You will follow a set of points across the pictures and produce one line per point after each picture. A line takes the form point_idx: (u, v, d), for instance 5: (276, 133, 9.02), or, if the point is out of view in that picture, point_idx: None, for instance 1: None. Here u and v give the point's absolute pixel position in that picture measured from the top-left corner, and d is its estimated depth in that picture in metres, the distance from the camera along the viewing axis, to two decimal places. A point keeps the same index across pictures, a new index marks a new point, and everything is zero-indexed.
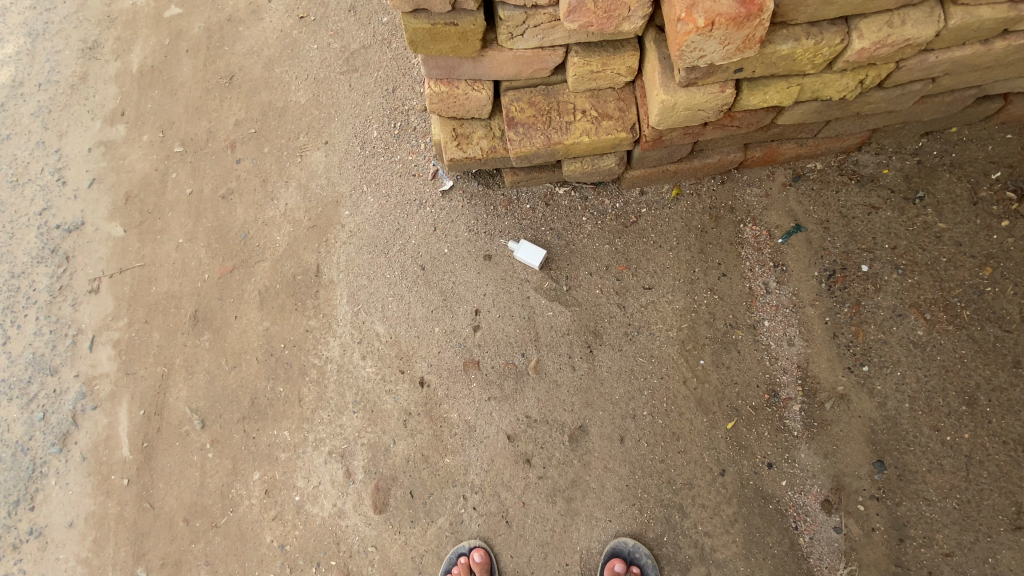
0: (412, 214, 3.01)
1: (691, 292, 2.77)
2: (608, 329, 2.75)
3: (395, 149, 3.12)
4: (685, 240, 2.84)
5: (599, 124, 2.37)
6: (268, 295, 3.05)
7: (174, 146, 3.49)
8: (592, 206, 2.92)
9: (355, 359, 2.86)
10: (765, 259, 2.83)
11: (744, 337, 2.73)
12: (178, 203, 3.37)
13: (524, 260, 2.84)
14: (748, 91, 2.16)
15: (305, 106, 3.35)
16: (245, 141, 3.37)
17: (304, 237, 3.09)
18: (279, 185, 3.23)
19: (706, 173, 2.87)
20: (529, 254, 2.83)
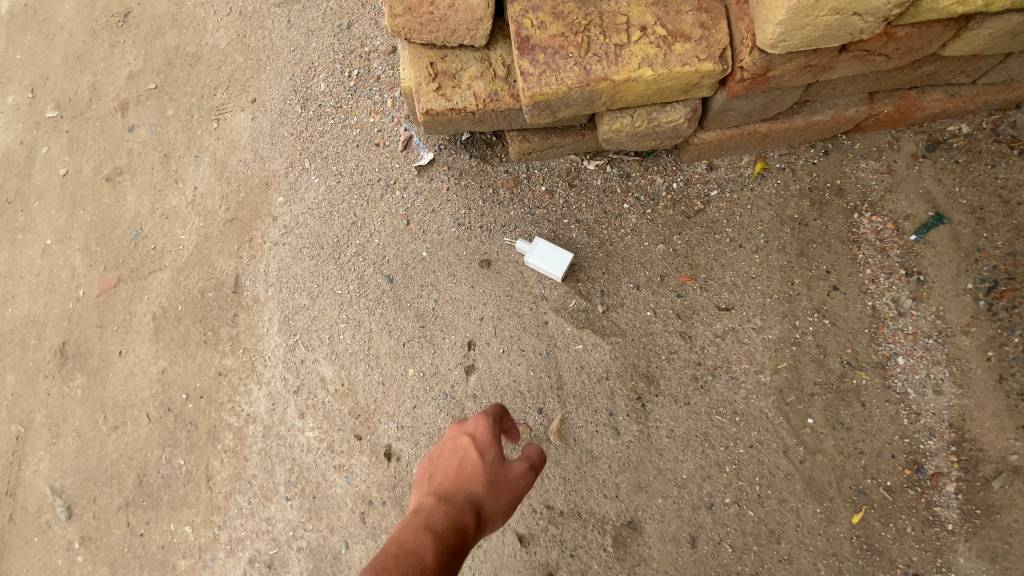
0: (374, 201, 2.05)
1: (788, 314, 1.86)
2: (667, 373, 1.84)
3: (350, 107, 2.16)
4: (777, 237, 1.93)
5: (669, 47, 1.44)
6: (165, 322, 2.10)
7: (47, 110, 2.51)
8: (637, 188, 1.99)
9: (289, 419, 1.92)
10: (892, 264, 1.91)
11: (868, 381, 1.83)
12: (48, 188, 2.39)
13: (540, 269, 1.92)
14: None
15: (225, 51, 2.38)
16: (142, 101, 2.41)
17: (219, 236, 2.13)
18: (185, 162, 2.26)
19: (805, 138, 1.95)
20: (550, 262, 1.90)
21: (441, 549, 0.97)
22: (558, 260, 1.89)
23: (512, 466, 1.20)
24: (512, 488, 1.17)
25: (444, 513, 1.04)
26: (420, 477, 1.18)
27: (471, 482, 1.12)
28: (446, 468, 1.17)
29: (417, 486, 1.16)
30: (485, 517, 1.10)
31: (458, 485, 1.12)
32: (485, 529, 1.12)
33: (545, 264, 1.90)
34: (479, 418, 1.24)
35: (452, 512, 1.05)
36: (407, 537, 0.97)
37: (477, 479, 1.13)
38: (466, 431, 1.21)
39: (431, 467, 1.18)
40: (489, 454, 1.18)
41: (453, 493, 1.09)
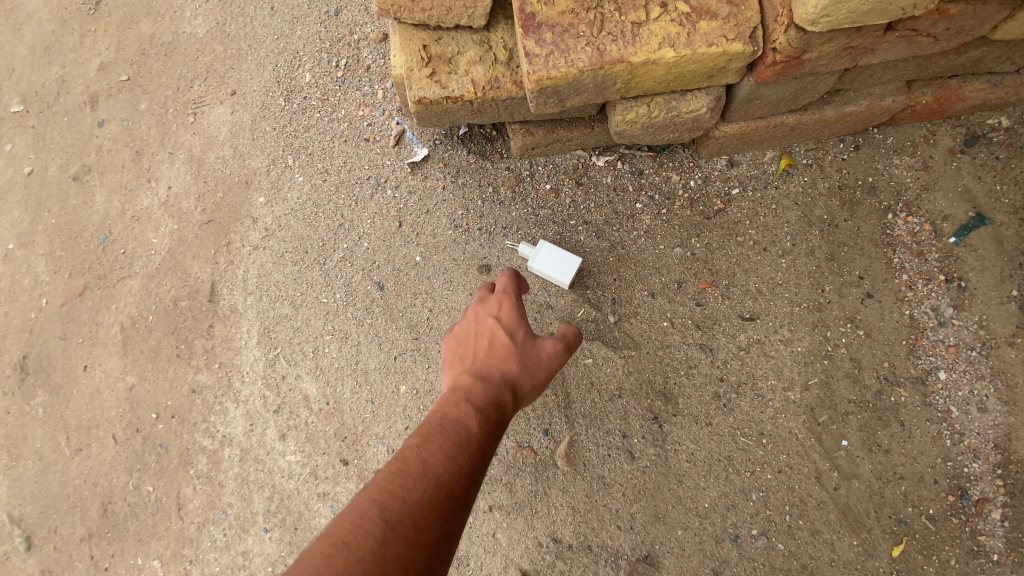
0: (363, 201, 1.88)
1: (818, 325, 1.70)
2: (685, 392, 1.68)
3: (337, 100, 1.98)
4: (805, 239, 1.76)
5: (693, 25, 1.27)
6: (135, 334, 1.92)
7: (11, 104, 2.33)
8: (650, 186, 1.82)
9: (267, 442, 1.74)
10: (930, 269, 1.73)
11: (908, 399, 1.66)
12: (11, 188, 2.21)
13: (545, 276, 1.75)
14: None
15: (204, 40, 2.20)
16: (114, 93, 2.24)
17: (193, 239, 1.95)
18: (159, 160, 2.08)
19: (835, 131, 1.78)
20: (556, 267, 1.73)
21: (481, 421, 1.16)
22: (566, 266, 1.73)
23: (539, 346, 1.39)
24: (543, 365, 1.37)
25: (481, 391, 1.23)
26: (457, 354, 1.37)
27: (504, 363, 1.31)
28: (479, 348, 1.35)
29: (455, 363, 1.36)
30: (517, 392, 1.30)
31: (491, 364, 1.31)
32: (518, 402, 1.33)
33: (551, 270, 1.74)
34: (506, 303, 1.40)
35: (489, 389, 1.24)
36: (453, 410, 1.16)
37: (509, 361, 1.31)
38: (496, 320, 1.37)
39: (465, 347, 1.36)
40: (519, 335, 1.37)
41: (488, 373, 1.28)
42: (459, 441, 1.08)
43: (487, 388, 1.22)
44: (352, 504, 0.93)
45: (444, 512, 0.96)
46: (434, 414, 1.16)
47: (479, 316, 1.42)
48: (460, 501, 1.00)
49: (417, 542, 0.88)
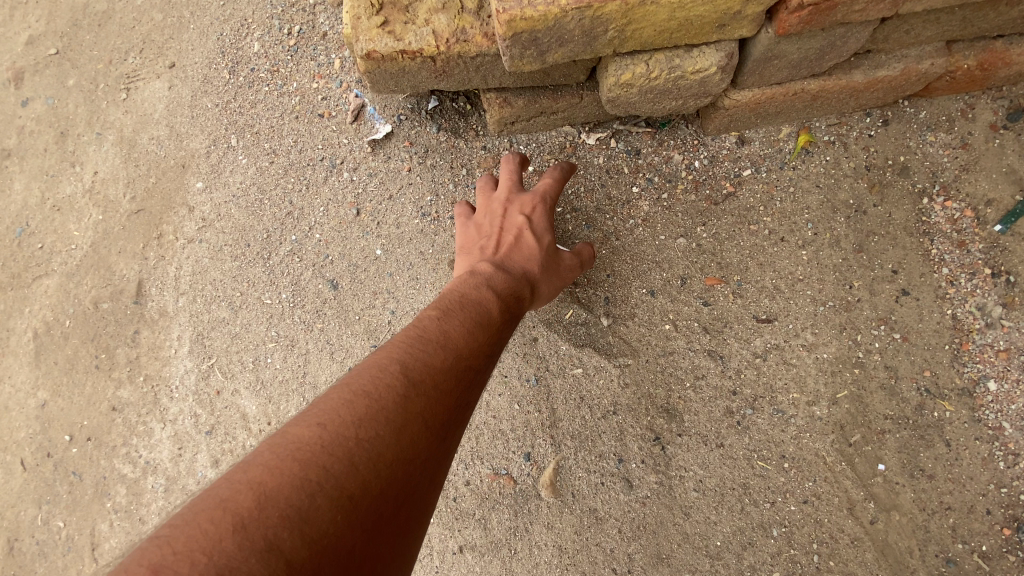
0: (315, 186, 1.62)
1: (846, 327, 1.46)
2: (691, 409, 1.45)
3: (288, 71, 1.71)
4: (828, 228, 1.52)
5: None
6: (50, 342, 1.64)
7: None
8: (649, 168, 1.57)
9: (199, 469, 1.49)
10: (974, 261, 1.48)
11: (953, 414, 1.40)
12: None
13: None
14: None
15: (140, 6, 1.93)
16: (40, 69, 1.97)
17: (120, 232, 1.68)
18: (85, 142, 1.82)
19: (862, 102, 1.54)
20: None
21: (502, 308, 1.16)
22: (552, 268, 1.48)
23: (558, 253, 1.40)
24: (560, 274, 1.38)
25: (505, 281, 1.22)
26: (477, 244, 1.35)
27: (527, 261, 1.30)
28: (502, 242, 1.34)
29: (472, 253, 1.34)
30: (535, 292, 1.30)
31: (514, 259, 1.30)
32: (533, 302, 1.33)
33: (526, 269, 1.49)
34: (534, 204, 1.39)
35: (512, 279, 1.23)
36: (476, 291, 1.14)
37: (532, 259, 1.30)
38: (524, 218, 1.36)
39: (488, 238, 1.34)
40: (543, 238, 1.36)
41: (510, 266, 1.27)
42: (481, 320, 1.06)
43: (511, 278, 1.22)
44: (374, 357, 0.89)
45: (463, 381, 0.93)
46: (455, 291, 1.14)
47: (506, 212, 1.39)
48: (479, 374, 0.98)
49: (439, 405, 0.85)
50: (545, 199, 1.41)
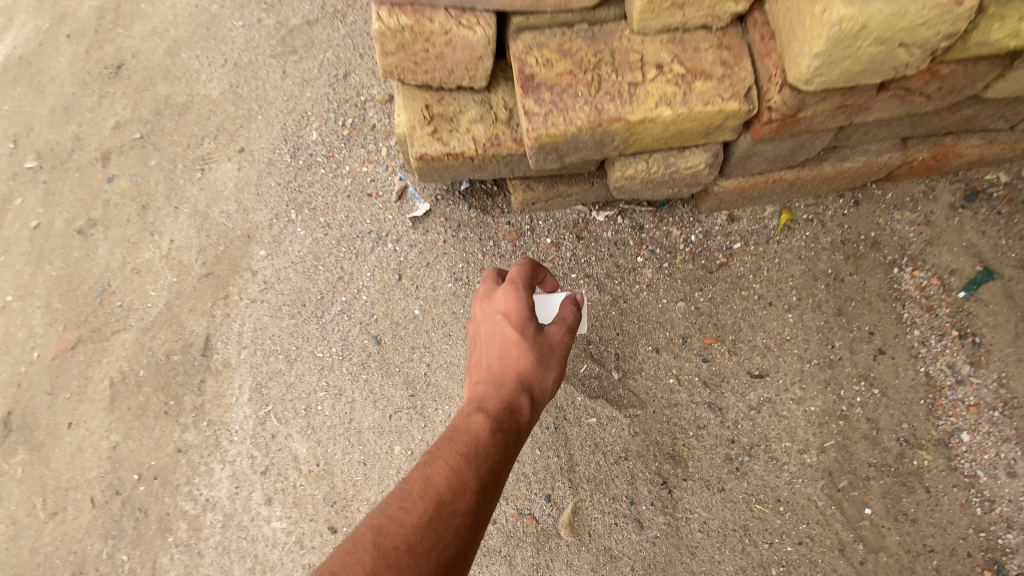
0: (363, 254, 1.88)
1: (831, 382, 1.64)
2: (695, 455, 1.61)
3: (342, 157, 2.02)
4: (810, 295, 1.74)
5: (689, 85, 1.30)
6: (123, 390, 1.86)
7: (26, 162, 2.39)
8: (651, 240, 1.82)
9: (254, 506, 1.66)
10: (943, 324, 1.70)
11: (931, 463, 1.57)
12: (17, 242, 2.23)
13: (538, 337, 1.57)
14: (996, 11, 1.13)
15: (216, 100, 2.28)
16: (124, 150, 2.27)
17: (191, 292, 1.94)
18: (163, 214, 2.11)
19: (834, 187, 1.79)
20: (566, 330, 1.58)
21: (497, 427, 1.12)
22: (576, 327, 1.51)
23: (550, 335, 1.28)
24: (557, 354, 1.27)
25: (494, 397, 1.17)
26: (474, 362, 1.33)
27: (518, 359, 1.23)
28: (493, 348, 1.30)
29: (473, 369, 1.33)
30: (540, 389, 1.23)
31: (504, 364, 1.24)
32: (544, 397, 1.24)
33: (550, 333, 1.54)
34: (509, 294, 1.29)
35: (507, 393, 1.19)
36: (462, 422, 1.12)
37: (525, 360, 1.22)
38: (501, 313, 1.29)
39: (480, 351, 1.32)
40: (527, 325, 1.26)
41: (502, 375, 1.22)
42: (468, 452, 1.04)
43: (500, 392, 1.18)
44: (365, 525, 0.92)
45: (451, 528, 0.92)
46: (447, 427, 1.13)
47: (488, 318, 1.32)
48: (471, 514, 0.96)
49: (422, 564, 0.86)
50: (520, 289, 1.31)
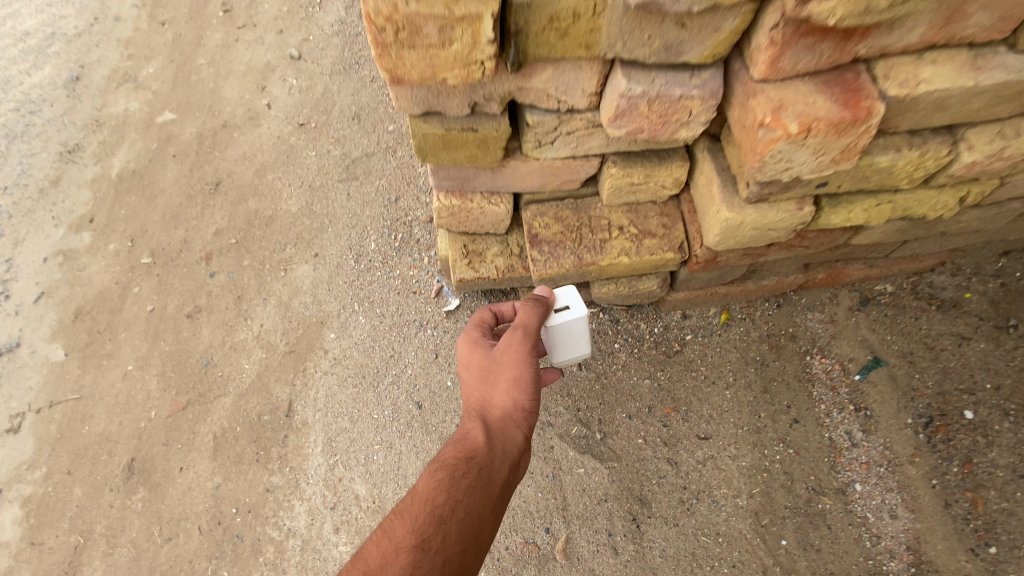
0: (409, 337, 2.53)
1: (757, 444, 2.22)
2: (657, 497, 2.17)
3: (394, 262, 2.75)
4: (743, 376, 2.34)
5: (640, 242, 1.97)
6: (224, 442, 2.46)
7: (141, 257, 3.06)
8: (625, 331, 2.44)
9: (325, 533, 2.22)
10: (842, 400, 2.29)
11: (832, 506, 2.13)
12: (135, 322, 2.87)
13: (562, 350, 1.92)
14: (831, 209, 1.74)
15: (295, 215, 3.01)
16: (223, 252, 2.98)
17: (278, 366, 2.59)
18: (256, 304, 2.79)
19: (759, 295, 2.42)
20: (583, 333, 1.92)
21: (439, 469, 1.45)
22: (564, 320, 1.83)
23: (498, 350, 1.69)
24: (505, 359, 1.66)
25: (449, 440, 1.56)
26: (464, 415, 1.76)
27: (474, 393, 1.66)
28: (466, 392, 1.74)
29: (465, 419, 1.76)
30: (495, 402, 1.63)
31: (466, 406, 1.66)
32: (501, 405, 1.62)
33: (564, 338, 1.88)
34: (463, 347, 1.77)
35: (450, 445, 1.53)
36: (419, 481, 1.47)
37: (476, 394, 1.65)
38: (461, 367, 1.75)
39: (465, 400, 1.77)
40: (474, 362, 1.71)
41: (463, 415, 1.64)
42: (404, 509, 1.35)
43: (453, 434, 1.57)
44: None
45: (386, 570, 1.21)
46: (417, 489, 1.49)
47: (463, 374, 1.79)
48: (401, 558, 1.23)
49: None
50: (469, 342, 1.76)
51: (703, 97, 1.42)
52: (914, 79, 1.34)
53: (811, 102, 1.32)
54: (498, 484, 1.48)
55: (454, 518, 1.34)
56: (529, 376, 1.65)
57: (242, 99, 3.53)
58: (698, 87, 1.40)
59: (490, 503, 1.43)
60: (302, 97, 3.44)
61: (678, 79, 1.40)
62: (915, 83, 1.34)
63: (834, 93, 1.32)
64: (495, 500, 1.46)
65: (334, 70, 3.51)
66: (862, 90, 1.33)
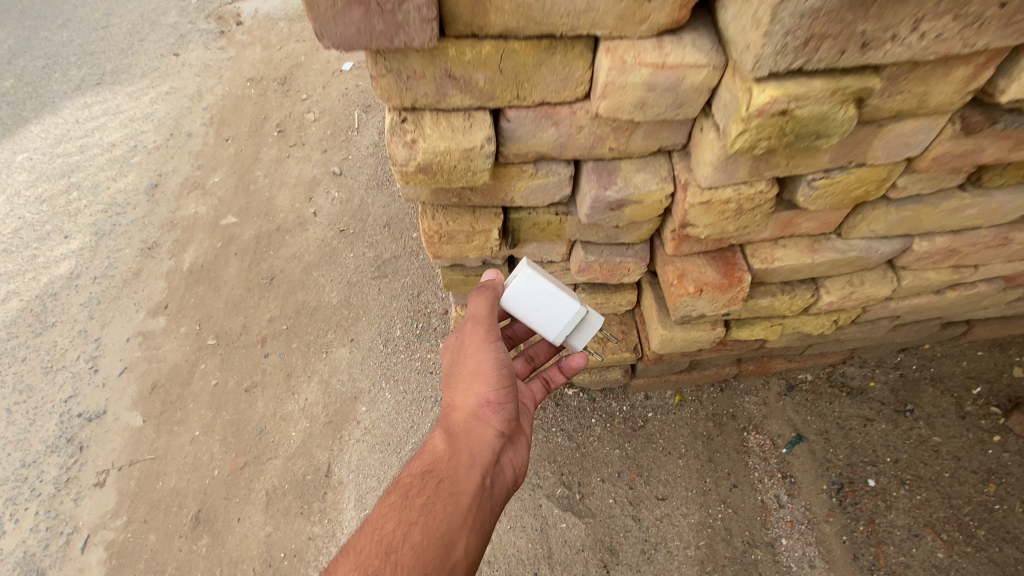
0: (427, 411, 3.21)
1: (704, 504, 2.80)
2: (624, 546, 2.73)
3: (416, 346, 3.47)
4: (693, 447, 2.94)
5: (605, 345, 2.65)
6: (274, 497, 3.07)
7: (208, 339, 3.74)
8: (600, 408, 3.06)
9: None
10: (772, 469, 2.87)
11: (762, 557, 2.67)
12: (201, 393, 3.51)
13: (547, 323, 1.85)
14: (738, 328, 2.41)
15: (336, 306, 3.75)
16: (275, 336, 3.67)
17: (319, 433, 3.23)
18: (301, 380, 3.45)
19: (705, 381, 3.06)
20: (553, 293, 1.79)
21: (398, 492, 1.64)
22: (509, 292, 1.82)
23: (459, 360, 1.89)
24: (463, 368, 1.87)
25: (416, 458, 1.77)
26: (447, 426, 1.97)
27: (445, 405, 1.87)
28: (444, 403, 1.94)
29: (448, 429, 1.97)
30: (457, 409, 1.83)
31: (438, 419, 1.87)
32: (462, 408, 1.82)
33: (534, 308, 1.84)
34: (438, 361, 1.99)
35: (415, 463, 1.74)
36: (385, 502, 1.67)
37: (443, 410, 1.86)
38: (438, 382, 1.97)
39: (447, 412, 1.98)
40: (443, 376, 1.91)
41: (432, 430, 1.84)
42: (362, 537, 1.53)
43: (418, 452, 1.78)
44: None
45: None
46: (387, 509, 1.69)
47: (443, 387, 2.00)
48: None
49: None
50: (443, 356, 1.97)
51: (636, 262, 2.13)
52: (771, 257, 2.01)
53: (703, 272, 2.02)
54: (461, 492, 1.66)
55: (408, 542, 1.51)
56: (486, 371, 1.84)
57: (293, 207, 4.33)
58: (632, 256, 2.12)
59: (451, 516, 1.60)
60: (342, 207, 4.26)
61: (618, 250, 2.12)
62: (772, 260, 2.01)
63: (718, 266, 2.03)
64: (459, 510, 1.62)
65: (369, 186, 4.36)
66: (736, 264, 2.03)
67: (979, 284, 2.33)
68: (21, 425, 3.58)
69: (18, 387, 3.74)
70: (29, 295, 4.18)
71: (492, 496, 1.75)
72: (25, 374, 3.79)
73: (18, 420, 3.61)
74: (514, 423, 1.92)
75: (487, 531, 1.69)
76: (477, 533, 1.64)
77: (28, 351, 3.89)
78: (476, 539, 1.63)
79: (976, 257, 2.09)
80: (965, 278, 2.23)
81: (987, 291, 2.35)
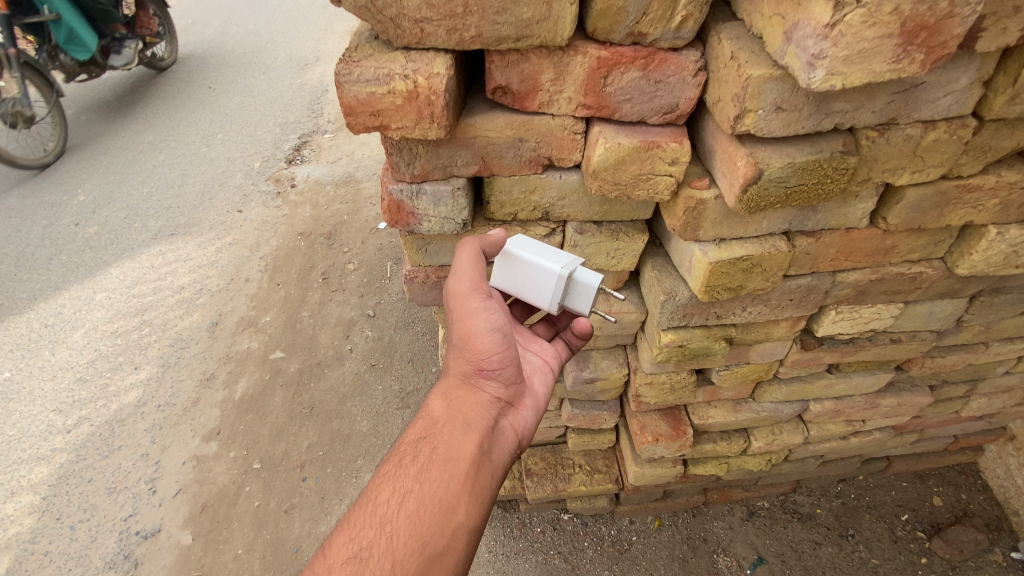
0: None
1: None
2: None
3: None
4: (671, 568, 3.44)
5: (592, 476, 3.29)
6: None
7: (253, 462, 4.36)
8: (591, 532, 3.60)
9: None
10: None
11: None
12: (245, 514, 4.08)
13: (537, 295, 1.79)
14: (694, 464, 3.08)
15: (365, 434, 4.47)
16: (312, 461, 4.32)
17: None
18: (334, 503, 4.10)
19: (679, 507, 3.63)
20: (540, 254, 1.74)
21: (396, 462, 1.81)
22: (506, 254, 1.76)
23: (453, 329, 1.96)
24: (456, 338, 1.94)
25: (416, 425, 1.93)
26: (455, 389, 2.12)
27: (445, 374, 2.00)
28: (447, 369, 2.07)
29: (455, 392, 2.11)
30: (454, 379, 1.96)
31: (440, 385, 2.01)
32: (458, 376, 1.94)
33: (524, 278, 1.78)
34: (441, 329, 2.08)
35: (414, 431, 1.90)
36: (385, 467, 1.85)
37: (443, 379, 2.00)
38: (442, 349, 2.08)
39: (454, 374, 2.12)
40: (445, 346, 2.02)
41: (434, 398, 1.98)
42: (360, 506, 1.72)
43: (419, 418, 1.94)
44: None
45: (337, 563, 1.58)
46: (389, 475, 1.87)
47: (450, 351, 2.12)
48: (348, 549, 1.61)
49: None
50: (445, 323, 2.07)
51: (610, 414, 2.88)
52: (707, 414, 2.75)
53: (658, 425, 2.75)
54: (456, 459, 1.80)
55: (403, 510, 1.68)
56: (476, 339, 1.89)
57: (332, 344, 5.16)
58: (607, 409, 2.87)
59: (446, 484, 1.74)
60: (374, 345, 5.10)
61: (596, 405, 2.88)
62: (708, 416, 2.75)
63: (669, 420, 2.77)
64: (453, 477, 1.76)
65: (398, 326, 5.24)
66: (681, 419, 2.77)
67: (874, 431, 3.04)
68: (83, 541, 4.09)
69: (83, 505, 4.29)
70: (99, 421, 4.85)
71: (492, 459, 1.88)
72: (89, 494, 4.35)
73: (80, 536, 4.12)
74: (511, 389, 2.03)
75: (489, 495, 1.80)
76: (477, 498, 1.76)
77: (95, 472, 4.48)
78: (475, 503, 1.75)
79: (861, 414, 2.83)
80: (860, 427, 2.95)
81: (881, 437, 3.06)
